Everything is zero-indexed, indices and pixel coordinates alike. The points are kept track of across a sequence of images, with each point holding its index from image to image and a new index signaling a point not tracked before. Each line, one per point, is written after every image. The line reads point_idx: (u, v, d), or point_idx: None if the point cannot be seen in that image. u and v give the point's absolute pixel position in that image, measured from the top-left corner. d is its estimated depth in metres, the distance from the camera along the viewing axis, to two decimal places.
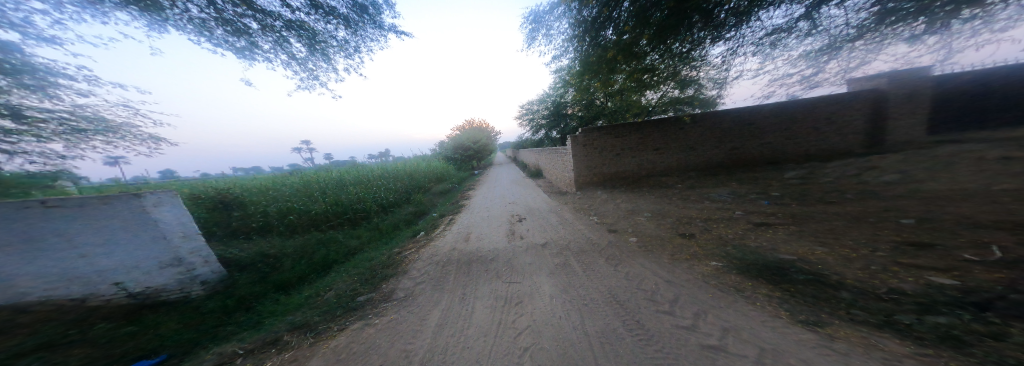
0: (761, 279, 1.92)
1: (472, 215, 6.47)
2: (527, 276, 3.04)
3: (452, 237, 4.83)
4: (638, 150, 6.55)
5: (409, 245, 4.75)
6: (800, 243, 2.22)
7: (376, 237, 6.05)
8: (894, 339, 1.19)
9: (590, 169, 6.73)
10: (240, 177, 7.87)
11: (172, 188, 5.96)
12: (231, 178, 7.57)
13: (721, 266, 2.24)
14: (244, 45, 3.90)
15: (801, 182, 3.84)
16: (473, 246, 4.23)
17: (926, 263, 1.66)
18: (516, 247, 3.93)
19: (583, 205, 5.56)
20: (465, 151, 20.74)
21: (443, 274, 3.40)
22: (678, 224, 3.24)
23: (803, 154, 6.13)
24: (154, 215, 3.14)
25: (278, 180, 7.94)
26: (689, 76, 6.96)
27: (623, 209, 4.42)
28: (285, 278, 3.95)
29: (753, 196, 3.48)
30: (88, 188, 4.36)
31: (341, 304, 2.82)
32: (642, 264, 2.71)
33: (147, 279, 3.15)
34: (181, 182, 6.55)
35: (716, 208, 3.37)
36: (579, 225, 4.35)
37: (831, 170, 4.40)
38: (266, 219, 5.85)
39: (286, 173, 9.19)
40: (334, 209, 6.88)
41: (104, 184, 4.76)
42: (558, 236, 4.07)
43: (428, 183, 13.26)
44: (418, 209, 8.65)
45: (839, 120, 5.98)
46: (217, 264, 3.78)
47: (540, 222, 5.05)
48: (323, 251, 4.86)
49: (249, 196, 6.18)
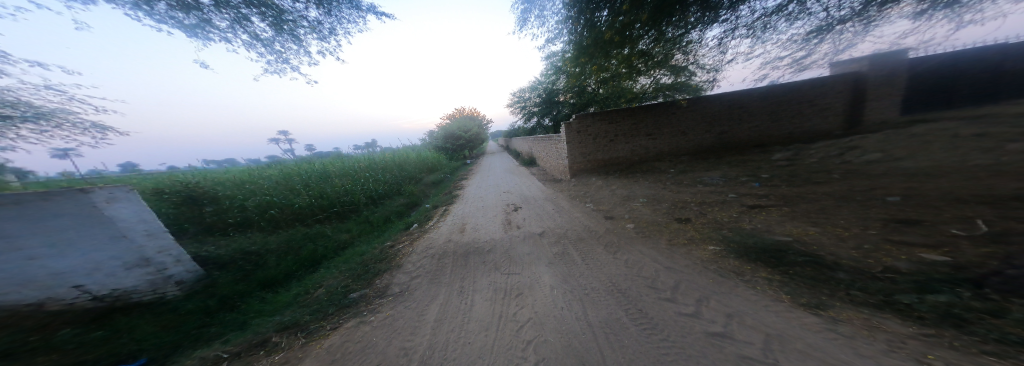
0: (760, 262, 1.94)
1: (466, 206, 6.36)
2: (526, 267, 3.00)
3: (447, 228, 4.72)
4: (631, 136, 6.51)
5: (402, 238, 4.61)
6: (794, 223, 2.25)
7: (367, 230, 5.85)
8: (896, 320, 1.22)
9: (584, 156, 6.68)
10: (212, 171, 7.32)
11: (132, 183, 5.44)
12: (201, 171, 7.02)
13: (718, 249, 2.26)
14: (195, 24, 3.45)
15: (790, 163, 3.92)
16: (469, 237, 4.14)
17: (917, 240, 1.71)
18: (514, 237, 3.87)
19: (578, 192, 5.52)
20: (455, 139, 20.25)
21: (439, 267, 3.32)
22: (674, 208, 3.25)
23: (790, 136, 6.27)
24: (108, 211, 2.84)
25: (255, 173, 7.44)
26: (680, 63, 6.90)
27: (618, 195, 4.41)
28: (269, 276, 3.74)
29: (745, 178, 3.52)
30: (32, 184, 3.90)
31: (332, 302, 2.69)
32: (640, 250, 2.72)
33: (112, 281, 2.88)
34: (143, 176, 6.00)
35: (710, 191, 3.39)
36: (575, 213, 4.32)
37: (817, 151, 4.52)
38: (245, 215, 5.50)
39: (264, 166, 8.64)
40: (319, 202, 6.57)
41: (50, 179, 4.29)
42: (555, 225, 4.04)
43: (419, 173, 12.92)
44: (409, 201, 8.42)
45: (824, 102, 6.11)
46: (190, 262, 3.54)
47: (536, 210, 5.00)
48: (310, 246, 4.63)
49: (224, 190, 5.80)
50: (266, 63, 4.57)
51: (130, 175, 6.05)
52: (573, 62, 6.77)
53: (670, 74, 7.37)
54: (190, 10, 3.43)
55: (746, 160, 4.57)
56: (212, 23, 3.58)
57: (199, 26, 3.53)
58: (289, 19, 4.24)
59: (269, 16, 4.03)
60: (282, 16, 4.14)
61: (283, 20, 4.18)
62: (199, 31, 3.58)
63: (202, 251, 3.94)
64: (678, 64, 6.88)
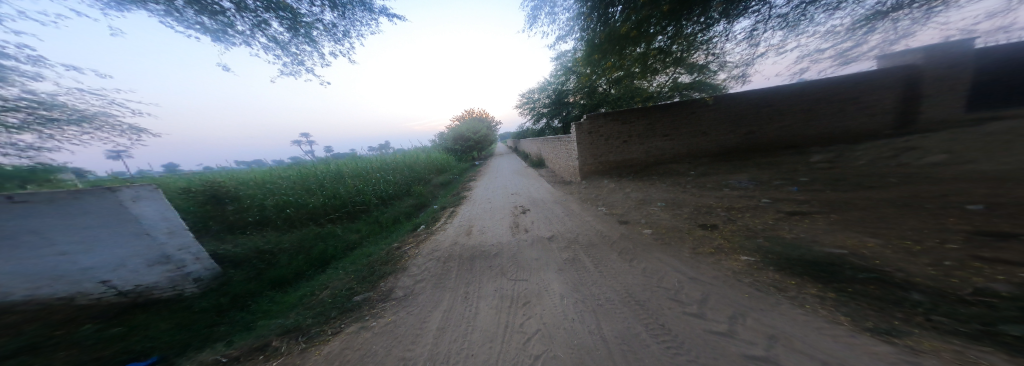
0: (807, 277, 1.68)
1: (473, 207, 6.26)
2: (534, 273, 2.84)
3: (454, 230, 4.63)
4: (646, 136, 6.21)
5: (409, 240, 4.55)
6: (846, 233, 1.96)
7: (376, 231, 5.88)
8: (1001, 356, 0.97)
9: (596, 158, 6.44)
10: (235, 171, 7.66)
11: (162, 181, 5.77)
12: (225, 171, 7.38)
13: (753, 261, 2.01)
14: (218, 28, 3.58)
15: (831, 165, 3.53)
16: (475, 240, 4.02)
17: (1013, 257, 1.41)
18: (521, 241, 3.71)
19: (590, 195, 5.29)
20: (465, 141, 20.39)
21: (444, 271, 3.21)
22: (698, 213, 2.98)
23: (826, 136, 5.74)
24: (131, 210, 2.87)
25: (274, 173, 7.72)
26: (697, 62, 6.62)
27: (633, 199, 4.15)
28: (280, 275, 3.78)
29: (778, 182, 3.19)
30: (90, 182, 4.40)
31: (336, 305, 2.64)
32: (659, 258, 2.49)
33: (135, 277, 2.96)
34: (172, 174, 6.36)
35: (739, 195, 3.09)
36: (586, 216, 4.11)
37: (862, 152, 4.07)
38: (263, 214, 5.66)
39: (282, 166, 8.97)
40: (332, 202, 6.70)
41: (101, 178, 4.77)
42: (565, 229, 3.85)
43: (429, 174, 13.05)
44: (418, 202, 8.45)
45: (866, 98, 5.55)
46: (209, 260, 3.55)
47: (545, 213, 4.81)
48: (320, 245, 4.66)
49: (245, 190, 5.98)
50: (282, 65, 4.69)
51: (162, 173, 6.40)
52: (586, 61, 6.57)
53: (689, 71, 7.03)
54: (212, 15, 3.54)
55: (777, 162, 4.19)
56: (233, 27, 3.68)
57: (220, 30, 3.64)
58: (305, 22, 4.33)
59: (287, 20, 4.13)
60: (299, 20, 4.24)
61: (300, 24, 4.29)
62: (220, 36, 3.70)
63: (218, 246, 4.03)
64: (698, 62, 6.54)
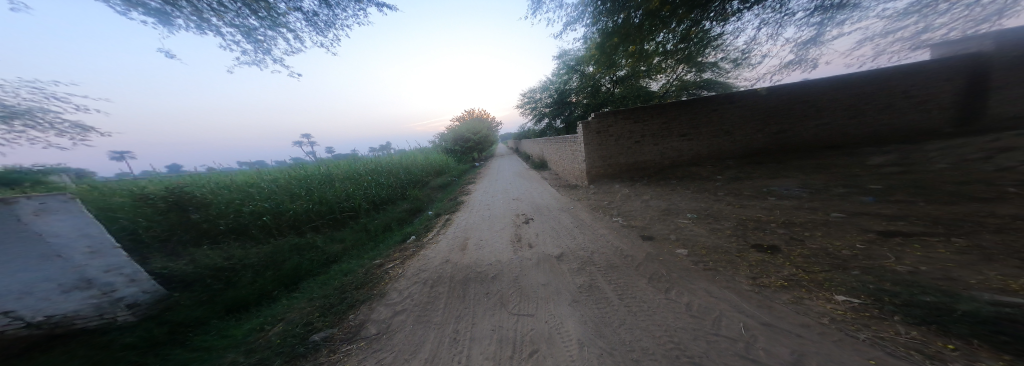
0: (977, 342, 1.01)
1: (471, 215, 5.72)
2: (542, 305, 2.26)
3: (447, 243, 4.06)
4: (661, 136, 5.64)
5: (395, 255, 3.97)
6: (1002, 270, 1.30)
7: (362, 241, 5.29)
8: None
9: (604, 160, 5.90)
10: (221, 172, 7.23)
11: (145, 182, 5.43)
12: (211, 172, 6.95)
13: (856, 304, 1.37)
14: (159, 6, 3.02)
15: (900, 170, 2.91)
16: (470, 258, 3.42)
17: None
18: (525, 260, 3.14)
19: (601, 202, 4.68)
20: (466, 142, 19.91)
21: (431, 300, 2.61)
22: (744, 229, 2.38)
23: (863, 136, 5.18)
24: (37, 226, 2.29)
25: (259, 175, 7.23)
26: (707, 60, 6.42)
27: (654, 208, 3.57)
28: (237, 298, 3.19)
29: (840, 190, 2.59)
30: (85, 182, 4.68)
31: (285, 347, 2.05)
32: (706, 290, 1.90)
33: (47, 307, 2.33)
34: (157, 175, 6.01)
35: (794, 207, 2.49)
36: (600, 230, 3.53)
37: (929, 155, 3.45)
38: (237, 221, 5.03)
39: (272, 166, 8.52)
40: (317, 208, 6.17)
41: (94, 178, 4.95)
42: (575, 245, 3.28)
43: (426, 176, 12.52)
44: (412, 207, 7.91)
45: (909, 94, 4.95)
46: (149, 281, 2.96)
47: (551, 224, 4.24)
48: (293, 260, 4.07)
49: (220, 195, 5.42)
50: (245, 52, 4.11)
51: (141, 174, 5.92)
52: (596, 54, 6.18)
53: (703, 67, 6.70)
54: None
55: (822, 166, 3.59)
56: (182, 10, 3.17)
57: (164, 11, 3.11)
58: (275, 7, 3.79)
59: (251, 5, 3.59)
60: (265, 4, 3.69)
61: (268, 9, 3.76)
62: (166, 20, 3.19)
63: (170, 260, 3.43)
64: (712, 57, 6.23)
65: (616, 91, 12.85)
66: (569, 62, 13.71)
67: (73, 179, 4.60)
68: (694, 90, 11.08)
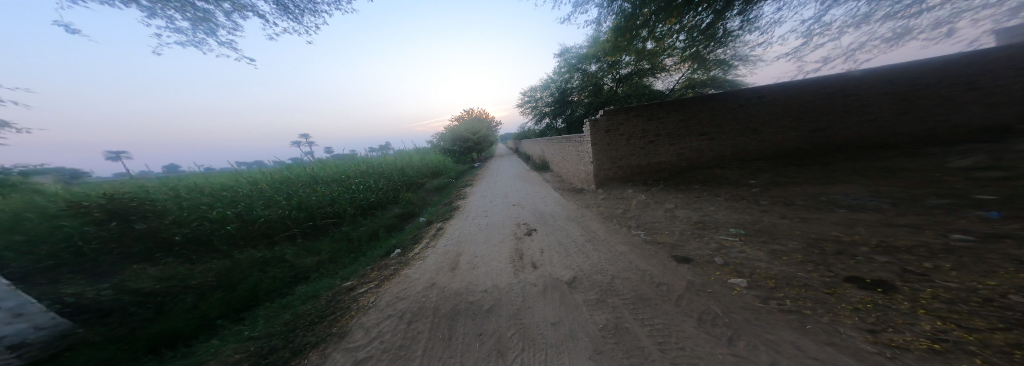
0: None
1: (467, 223, 5.12)
2: (553, 358, 1.64)
3: (435, 260, 3.45)
4: (678, 135, 5.08)
5: (374, 273, 3.36)
6: None
7: (342, 252, 4.68)
8: None
9: (613, 161, 5.41)
10: (217, 171, 6.72)
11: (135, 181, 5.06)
12: (209, 172, 6.52)
13: None
14: None
15: (996, 177, 2.34)
16: (461, 281, 2.81)
17: None
18: (528, 287, 2.53)
19: (614, 211, 4.07)
20: (466, 142, 19.37)
21: (406, 343, 1.97)
22: (821, 254, 1.78)
23: (893, 140, 4.78)
24: None
25: (240, 175, 6.63)
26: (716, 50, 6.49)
27: (682, 219, 2.98)
28: (166, 331, 2.55)
29: (935, 203, 2.02)
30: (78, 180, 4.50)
31: None
32: (798, 348, 1.27)
33: None
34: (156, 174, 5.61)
35: (884, 223, 1.89)
36: (617, 247, 2.93)
37: (1009, 156, 2.90)
38: (198, 229, 4.40)
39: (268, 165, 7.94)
40: (296, 214, 5.56)
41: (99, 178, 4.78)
42: (589, 267, 2.69)
43: (422, 179, 11.86)
44: (404, 212, 7.31)
45: (936, 95, 4.57)
46: (45, 316, 2.24)
47: (557, 237, 3.65)
48: (252, 280, 3.44)
49: (184, 200, 4.77)
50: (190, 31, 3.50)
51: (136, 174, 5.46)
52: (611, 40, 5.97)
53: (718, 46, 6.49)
54: None
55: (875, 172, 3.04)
56: None
57: None
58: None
59: None
60: None
61: None
62: None
63: (90, 283, 2.78)
64: (730, 38, 6.04)
65: (619, 90, 12.42)
66: (571, 59, 13.34)
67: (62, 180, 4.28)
68: (700, 89, 10.69)
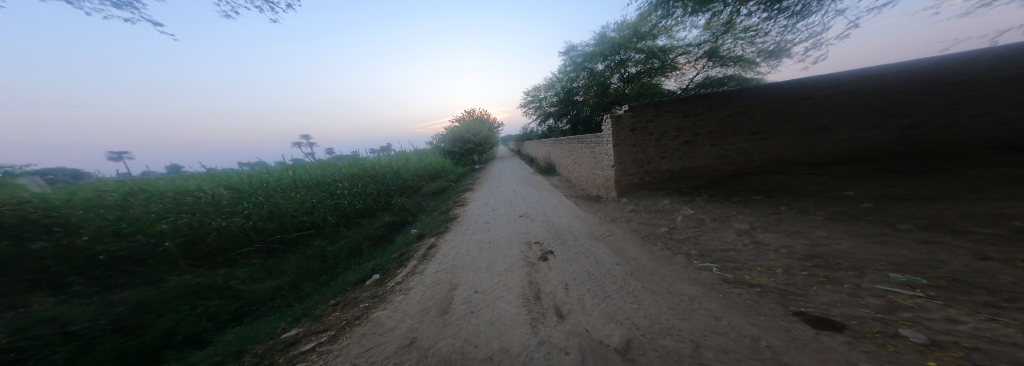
0: None
1: (464, 239, 4.22)
2: None
3: (420, 298, 2.52)
4: (721, 135, 4.22)
5: (334, 317, 2.41)
6: None
7: (311, 273, 3.81)
8: None
9: (640, 165, 4.56)
10: (213, 172, 6.01)
11: (125, 183, 4.43)
12: (208, 173, 5.85)
13: None
14: None
15: None
16: (452, 338, 1.88)
17: None
18: (554, 356, 1.60)
19: (656, 230, 3.17)
20: (467, 142, 18.63)
21: None
22: None
23: (968, 149, 4.10)
24: None
25: (220, 177, 5.78)
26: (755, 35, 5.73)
27: (776, 252, 2.07)
28: None
29: None
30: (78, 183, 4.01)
31: None
32: None
33: None
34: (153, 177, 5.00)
35: None
36: (681, 288, 2.02)
37: None
38: (132, 246, 3.38)
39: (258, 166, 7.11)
40: (263, 224, 4.68)
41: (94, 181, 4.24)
42: (647, 322, 1.77)
43: (419, 182, 10.96)
44: (395, 220, 6.44)
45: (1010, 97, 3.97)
46: None
47: (582, 266, 2.75)
48: (169, 319, 2.52)
49: (130, 207, 3.87)
50: None
51: (136, 176, 4.90)
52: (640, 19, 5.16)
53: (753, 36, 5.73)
54: None
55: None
56: None
57: None
58: None
59: None
60: None
61: None
62: None
63: None
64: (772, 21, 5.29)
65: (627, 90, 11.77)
66: (577, 58, 12.71)
67: (63, 182, 3.83)
68: (714, 89, 10.05)
